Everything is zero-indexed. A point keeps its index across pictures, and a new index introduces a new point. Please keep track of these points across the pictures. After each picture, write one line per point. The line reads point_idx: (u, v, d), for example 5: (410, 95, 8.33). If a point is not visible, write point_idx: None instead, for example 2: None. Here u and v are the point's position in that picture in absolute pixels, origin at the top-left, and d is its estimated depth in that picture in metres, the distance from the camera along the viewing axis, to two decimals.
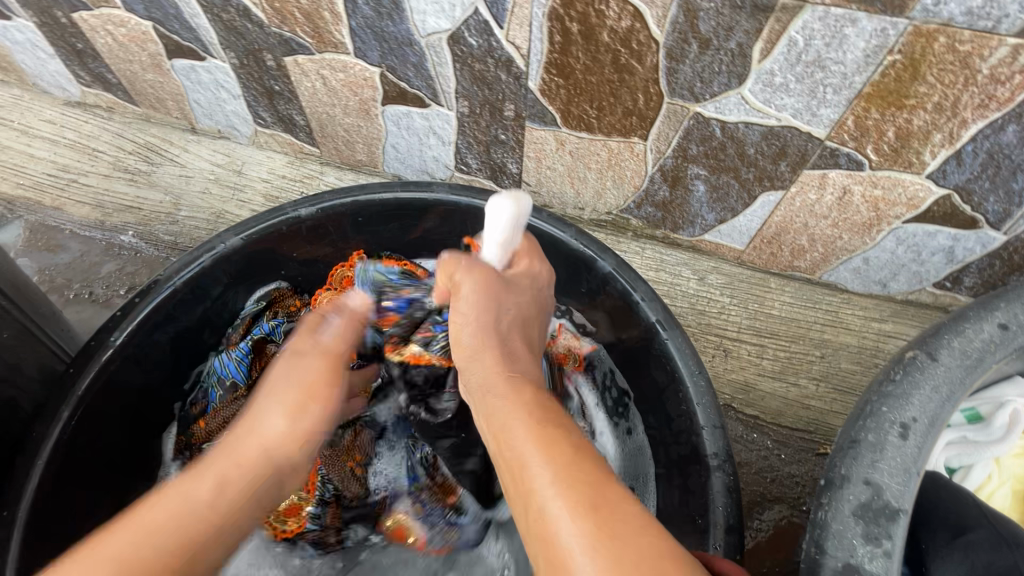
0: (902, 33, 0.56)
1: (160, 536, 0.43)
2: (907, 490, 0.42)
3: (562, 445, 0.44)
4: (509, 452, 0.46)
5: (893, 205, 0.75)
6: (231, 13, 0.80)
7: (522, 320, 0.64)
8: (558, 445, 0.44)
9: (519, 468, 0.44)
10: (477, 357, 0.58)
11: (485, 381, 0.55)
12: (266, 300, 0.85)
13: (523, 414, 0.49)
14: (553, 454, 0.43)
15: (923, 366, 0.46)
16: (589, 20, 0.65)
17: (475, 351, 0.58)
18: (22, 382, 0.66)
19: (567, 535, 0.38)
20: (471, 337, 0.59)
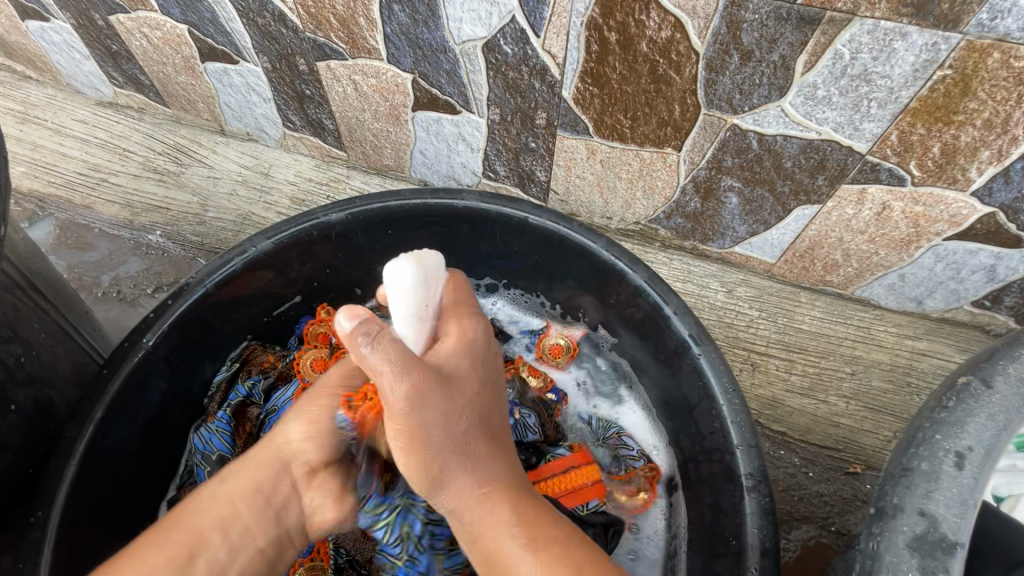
0: (954, 47, 0.55)
1: (171, 534, 0.52)
2: (965, 523, 0.39)
3: (545, 546, 0.47)
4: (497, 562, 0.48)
5: (934, 221, 0.73)
6: (267, 18, 0.80)
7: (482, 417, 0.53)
8: (544, 546, 0.47)
9: None
10: (442, 483, 0.49)
11: (454, 503, 0.49)
12: (239, 361, 0.83)
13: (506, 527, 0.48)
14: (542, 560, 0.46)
15: (977, 393, 0.44)
16: (628, 30, 0.64)
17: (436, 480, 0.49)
18: (59, 382, 0.66)
19: None
20: (423, 458, 0.49)
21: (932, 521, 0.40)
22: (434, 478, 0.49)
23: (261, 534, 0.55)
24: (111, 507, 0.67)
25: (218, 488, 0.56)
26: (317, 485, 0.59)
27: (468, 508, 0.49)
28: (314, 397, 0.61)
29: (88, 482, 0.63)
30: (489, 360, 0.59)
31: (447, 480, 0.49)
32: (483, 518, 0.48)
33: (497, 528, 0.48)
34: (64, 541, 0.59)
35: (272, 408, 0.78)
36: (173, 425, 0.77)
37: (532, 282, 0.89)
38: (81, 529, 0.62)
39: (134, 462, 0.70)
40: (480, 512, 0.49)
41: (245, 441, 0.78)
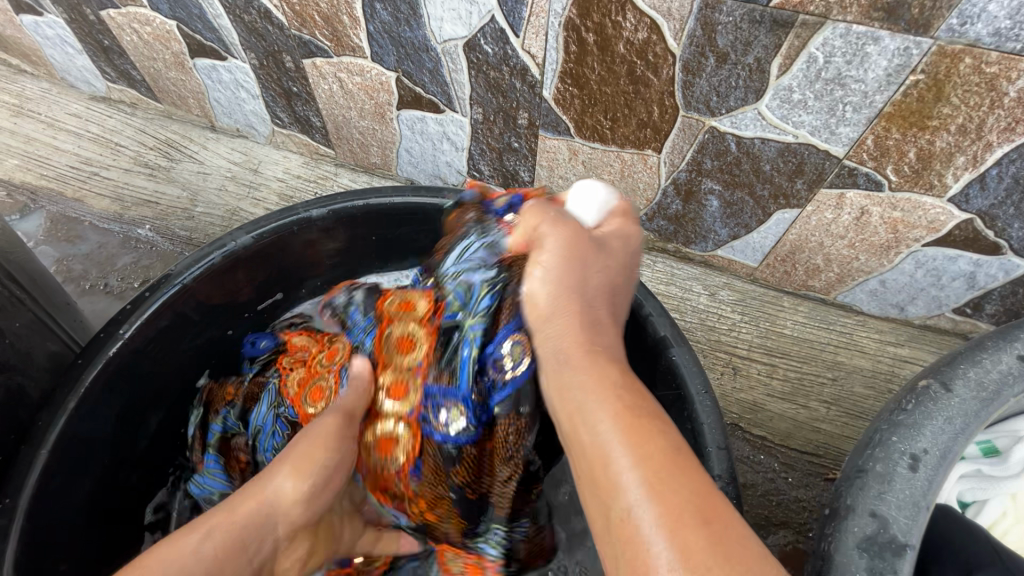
0: (926, 52, 0.55)
1: None
2: (915, 525, 0.40)
3: (648, 432, 0.40)
4: (584, 435, 0.41)
5: (912, 227, 0.73)
6: (253, 14, 0.81)
7: (608, 290, 0.54)
8: (648, 435, 0.39)
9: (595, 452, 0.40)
10: (554, 325, 0.49)
11: (560, 352, 0.47)
12: (203, 404, 0.84)
13: (612, 403, 0.42)
14: (636, 441, 0.39)
15: (937, 397, 0.44)
16: (605, 31, 0.64)
17: (552, 313, 0.50)
18: (33, 370, 0.67)
19: (636, 504, 0.37)
20: (546, 294, 0.51)
21: (883, 522, 0.40)
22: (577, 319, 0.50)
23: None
24: (84, 497, 0.68)
25: (203, 543, 0.50)
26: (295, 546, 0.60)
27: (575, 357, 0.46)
28: (325, 433, 0.61)
29: (59, 471, 0.63)
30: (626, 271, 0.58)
31: (565, 345, 0.48)
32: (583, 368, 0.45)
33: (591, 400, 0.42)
34: (31, 529, 0.59)
35: (256, 429, 0.82)
36: (152, 417, 0.77)
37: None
38: (51, 517, 0.62)
39: (108, 452, 0.71)
40: (578, 355, 0.46)
41: (241, 471, 0.82)
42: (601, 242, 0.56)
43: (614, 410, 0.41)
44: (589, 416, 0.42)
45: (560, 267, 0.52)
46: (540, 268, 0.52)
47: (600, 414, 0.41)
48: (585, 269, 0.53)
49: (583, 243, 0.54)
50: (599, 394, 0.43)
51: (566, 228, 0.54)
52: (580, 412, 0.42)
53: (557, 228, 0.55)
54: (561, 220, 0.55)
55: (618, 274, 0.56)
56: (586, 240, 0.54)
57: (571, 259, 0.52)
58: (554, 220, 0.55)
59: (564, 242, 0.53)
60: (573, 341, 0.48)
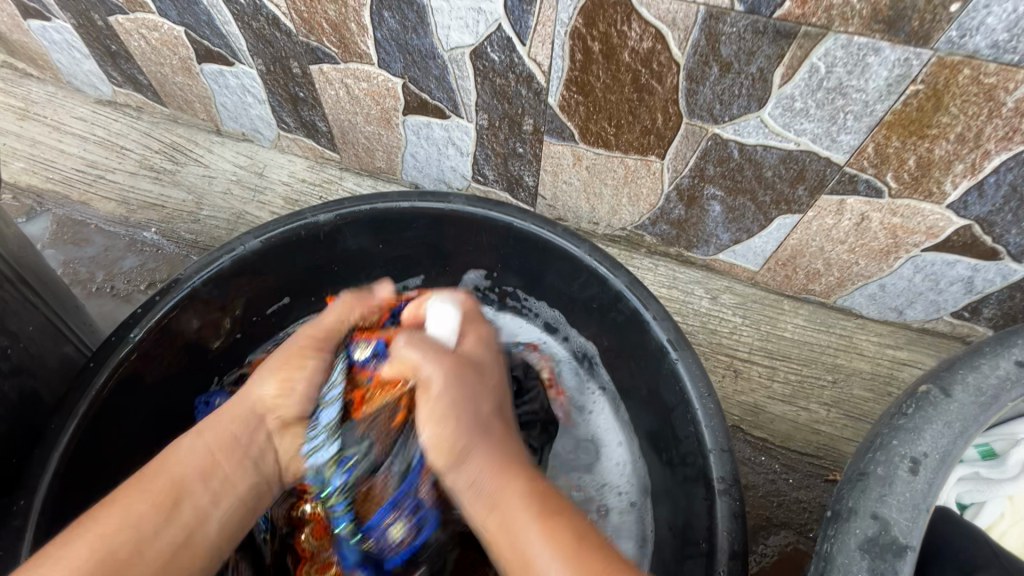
0: (926, 63, 0.56)
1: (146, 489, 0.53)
2: (916, 526, 0.41)
3: (578, 545, 0.47)
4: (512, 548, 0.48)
5: (912, 233, 0.74)
6: (261, 21, 0.82)
7: (498, 405, 0.61)
8: (576, 546, 0.47)
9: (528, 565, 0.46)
10: (464, 464, 0.52)
11: (480, 488, 0.51)
12: None
13: (536, 521, 0.48)
14: (566, 554, 0.46)
15: (936, 402, 0.46)
16: (610, 41, 0.66)
17: (461, 454, 0.53)
18: (44, 373, 0.67)
19: None
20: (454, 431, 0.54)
21: (884, 524, 0.41)
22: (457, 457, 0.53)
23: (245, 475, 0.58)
24: (95, 499, 0.68)
25: (197, 439, 0.58)
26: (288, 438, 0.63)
27: (490, 484, 0.51)
28: (292, 352, 0.65)
29: (71, 474, 0.64)
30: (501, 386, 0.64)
31: (476, 482, 0.52)
32: (504, 492, 0.50)
33: (524, 524, 0.48)
34: (44, 532, 0.60)
35: None
36: (160, 420, 0.78)
37: (516, 284, 0.89)
38: (64, 519, 0.63)
39: (117, 455, 0.72)
40: (501, 480, 0.51)
41: None
42: (475, 364, 0.62)
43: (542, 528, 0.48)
44: (519, 538, 0.48)
45: (451, 398, 0.56)
46: (431, 408, 0.55)
47: (521, 523, 0.48)
48: (473, 385, 0.59)
49: (464, 369, 0.60)
50: (516, 501, 0.50)
51: (445, 364, 0.59)
52: (508, 531, 0.48)
53: (433, 366, 0.58)
54: (441, 354, 0.60)
55: (496, 394, 0.62)
56: (464, 371, 0.59)
57: (456, 387, 0.57)
58: (433, 356, 0.59)
59: (449, 381, 0.57)
60: (484, 467, 0.52)
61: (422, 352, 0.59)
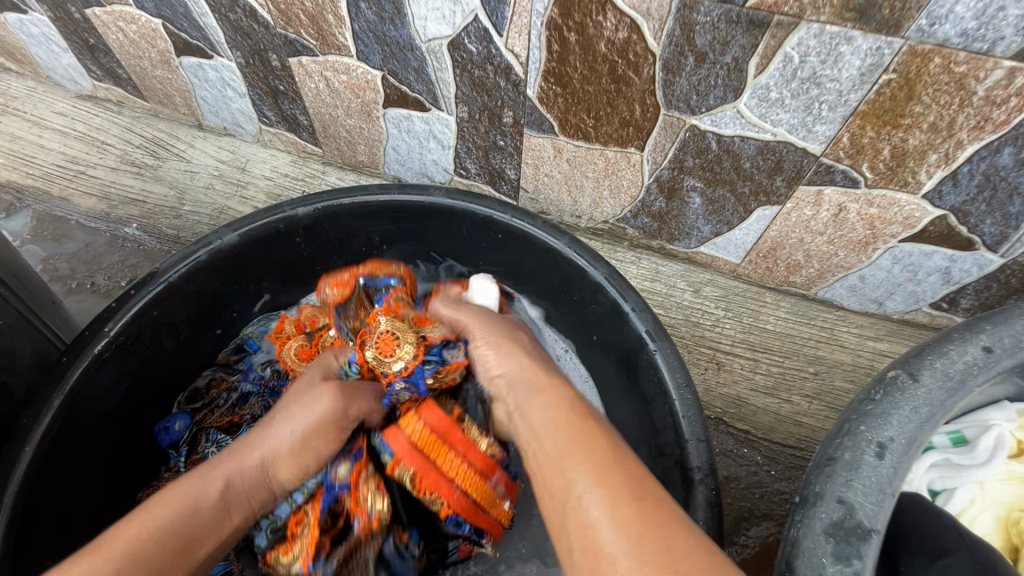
0: (897, 52, 0.56)
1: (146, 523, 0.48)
2: (880, 511, 0.41)
3: (614, 472, 0.45)
4: (546, 470, 0.49)
5: (889, 223, 0.74)
6: (238, 13, 0.81)
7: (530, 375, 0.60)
8: (608, 471, 0.45)
9: (551, 465, 0.48)
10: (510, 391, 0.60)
11: (525, 418, 0.55)
12: None
13: (554, 433, 0.51)
14: (601, 479, 0.44)
15: (904, 387, 0.46)
16: (586, 31, 0.65)
17: (503, 379, 0.61)
18: (17, 368, 0.67)
19: (585, 494, 0.44)
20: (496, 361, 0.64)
21: (849, 509, 0.41)
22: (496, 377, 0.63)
23: (248, 513, 0.58)
24: (71, 495, 0.68)
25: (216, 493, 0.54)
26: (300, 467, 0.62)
27: (530, 413, 0.55)
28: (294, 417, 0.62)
29: (45, 467, 0.63)
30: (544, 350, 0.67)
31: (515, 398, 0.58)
32: (542, 422, 0.53)
33: (546, 443, 0.51)
34: (19, 526, 0.59)
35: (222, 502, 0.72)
36: (133, 414, 0.77)
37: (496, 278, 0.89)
38: (37, 515, 0.62)
39: (92, 450, 0.71)
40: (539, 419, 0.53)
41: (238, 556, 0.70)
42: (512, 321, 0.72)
43: (578, 449, 0.48)
44: (552, 457, 0.49)
45: (528, 373, 0.60)
46: (520, 396, 0.58)
47: (553, 449, 0.50)
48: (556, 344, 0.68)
49: (506, 318, 0.69)
50: (554, 406, 0.54)
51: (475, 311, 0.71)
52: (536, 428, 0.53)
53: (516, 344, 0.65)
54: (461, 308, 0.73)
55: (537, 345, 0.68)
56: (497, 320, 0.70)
57: (542, 366, 0.61)
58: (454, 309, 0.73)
59: (476, 319, 0.70)
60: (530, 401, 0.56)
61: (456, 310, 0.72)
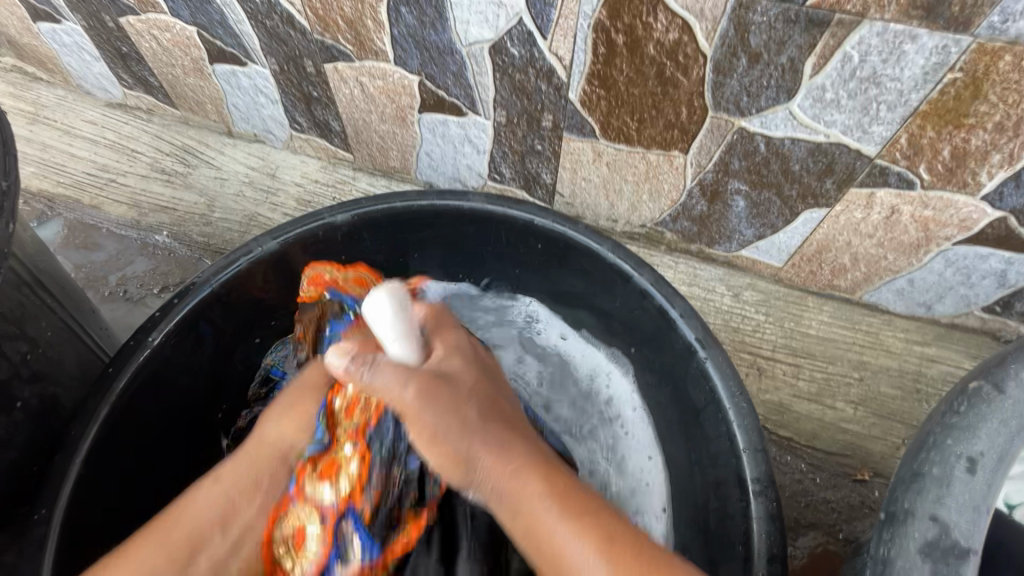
0: (965, 50, 0.54)
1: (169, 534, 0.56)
2: (976, 529, 0.40)
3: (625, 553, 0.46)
4: (544, 554, 0.48)
5: (943, 226, 0.72)
6: (275, 20, 0.81)
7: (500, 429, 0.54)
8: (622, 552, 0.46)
9: (557, 560, 0.47)
10: (473, 468, 0.52)
11: (496, 490, 0.51)
12: None
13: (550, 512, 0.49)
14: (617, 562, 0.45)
15: (989, 398, 0.44)
16: (635, 32, 0.64)
17: (464, 464, 0.52)
18: (64, 379, 0.67)
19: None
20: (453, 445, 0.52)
21: (943, 527, 0.40)
22: (460, 464, 0.52)
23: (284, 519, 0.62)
24: (117, 508, 0.67)
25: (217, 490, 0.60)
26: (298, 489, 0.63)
27: (501, 485, 0.51)
28: (294, 398, 0.67)
29: (94, 479, 0.63)
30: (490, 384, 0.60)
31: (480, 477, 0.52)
32: (522, 494, 0.50)
33: (543, 524, 0.48)
34: (67, 539, 0.59)
35: None
36: (184, 421, 0.77)
37: (534, 285, 0.88)
38: (84, 528, 0.62)
39: (141, 459, 0.71)
40: (523, 494, 0.50)
41: None
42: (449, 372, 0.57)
43: (576, 529, 0.47)
44: (551, 542, 0.48)
45: (490, 462, 0.51)
46: (486, 480, 0.51)
47: (550, 530, 0.48)
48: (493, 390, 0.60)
49: (434, 386, 0.54)
50: (536, 494, 0.50)
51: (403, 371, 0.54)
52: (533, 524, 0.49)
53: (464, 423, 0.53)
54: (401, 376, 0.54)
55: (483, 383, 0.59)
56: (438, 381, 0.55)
57: (491, 425, 0.54)
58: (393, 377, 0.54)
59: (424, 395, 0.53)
60: (494, 470, 0.51)
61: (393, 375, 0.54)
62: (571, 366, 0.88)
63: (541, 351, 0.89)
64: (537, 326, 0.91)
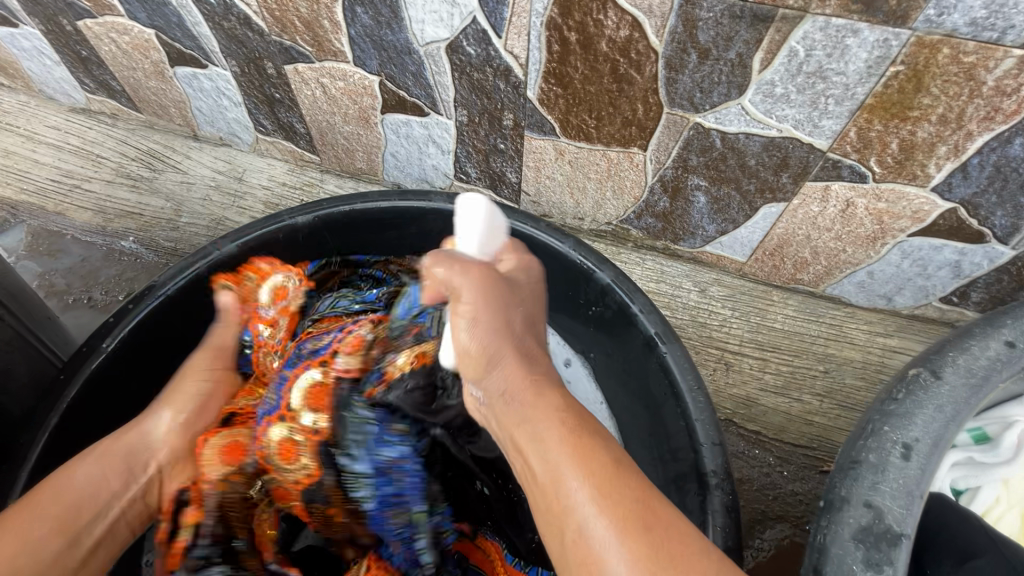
0: (904, 43, 0.55)
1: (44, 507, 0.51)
2: (910, 515, 0.41)
3: (617, 485, 0.42)
4: (540, 465, 0.45)
5: (897, 218, 0.74)
6: (232, 22, 0.80)
7: (526, 352, 0.54)
8: (614, 484, 0.42)
9: (553, 483, 0.44)
10: (494, 367, 0.53)
11: (506, 387, 0.51)
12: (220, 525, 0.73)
13: (556, 423, 0.46)
14: (605, 491, 0.41)
15: (927, 385, 0.45)
16: (586, 30, 0.64)
17: (487, 359, 0.53)
18: (13, 388, 0.65)
19: (595, 525, 0.40)
20: (467, 342, 0.54)
21: (878, 513, 0.41)
22: (485, 360, 0.53)
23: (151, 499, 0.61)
24: None
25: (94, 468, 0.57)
26: (180, 470, 0.64)
27: (521, 390, 0.50)
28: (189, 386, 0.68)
29: None
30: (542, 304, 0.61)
31: (503, 384, 0.51)
32: (535, 403, 0.49)
33: (546, 444, 0.46)
34: None
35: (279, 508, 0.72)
36: None
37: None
38: None
39: None
40: (533, 407, 0.48)
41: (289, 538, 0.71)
42: (517, 285, 0.58)
43: (581, 458, 0.44)
44: (558, 476, 0.44)
45: (520, 382, 0.51)
46: (498, 385, 0.52)
47: (552, 460, 0.44)
48: (537, 319, 0.59)
49: (496, 282, 0.56)
50: (553, 431, 0.46)
51: (478, 275, 0.55)
52: (541, 450, 0.46)
53: (501, 347, 0.53)
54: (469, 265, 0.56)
55: (534, 314, 0.59)
56: (501, 281, 0.57)
57: (530, 357, 0.53)
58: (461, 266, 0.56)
59: (480, 282, 0.55)
60: (513, 373, 0.51)
61: (449, 269, 0.56)
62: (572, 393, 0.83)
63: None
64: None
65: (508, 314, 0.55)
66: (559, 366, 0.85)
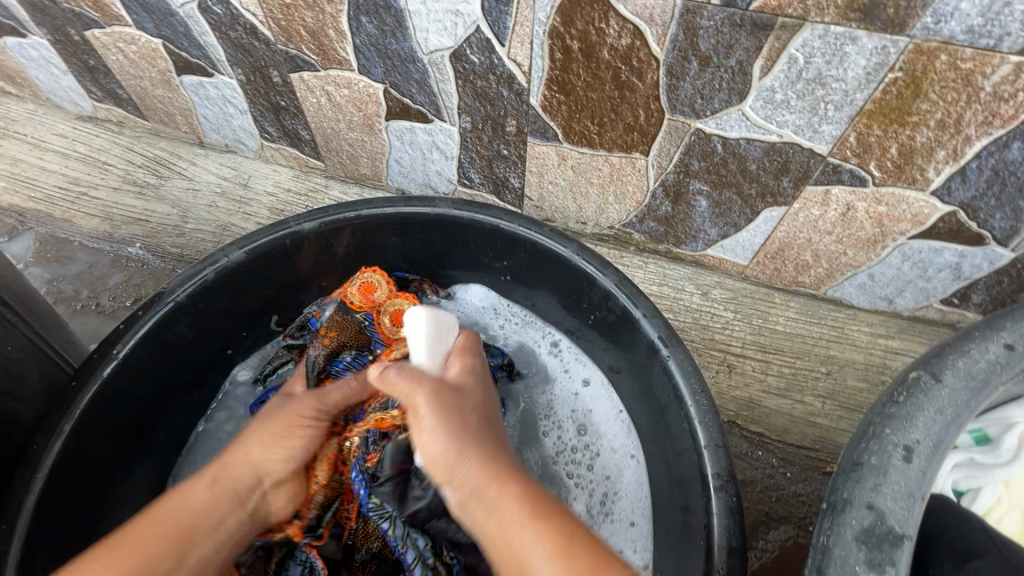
0: (903, 50, 0.56)
1: (162, 531, 0.52)
2: (910, 516, 0.41)
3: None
4: (507, 557, 0.45)
5: (897, 221, 0.74)
6: (238, 31, 0.81)
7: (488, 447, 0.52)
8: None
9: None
10: (459, 464, 0.50)
11: (467, 483, 0.49)
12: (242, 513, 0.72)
13: (519, 512, 0.47)
14: None
15: (927, 388, 0.46)
16: (589, 38, 0.65)
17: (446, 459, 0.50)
18: (25, 394, 0.66)
19: None
20: (439, 446, 0.51)
21: (880, 515, 0.42)
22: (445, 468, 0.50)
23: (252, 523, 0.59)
24: (80, 522, 0.67)
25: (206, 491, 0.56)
26: (283, 491, 0.62)
27: (483, 482, 0.49)
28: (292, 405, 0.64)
29: (58, 494, 0.63)
30: (489, 395, 0.62)
31: (463, 479, 0.49)
32: (497, 495, 0.48)
33: (514, 537, 0.45)
34: (29, 556, 0.59)
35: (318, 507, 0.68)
36: (153, 434, 0.77)
37: (523, 296, 0.89)
38: (47, 544, 0.62)
39: (108, 473, 0.71)
40: (496, 497, 0.48)
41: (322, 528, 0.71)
42: (461, 387, 0.58)
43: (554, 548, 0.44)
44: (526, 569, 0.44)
45: (489, 479, 0.49)
46: (459, 480, 0.49)
47: (522, 552, 0.45)
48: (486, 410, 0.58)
49: (447, 394, 0.55)
50: (519, 519, 0.46)
51: (430, 386, 0.55)
52: (506, 540, 0.46)
53: (465, 450, 0.50)
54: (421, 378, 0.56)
55: (486, 407, 0.59)
56: (447, 390, 0.56)
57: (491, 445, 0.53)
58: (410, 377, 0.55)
59: (430, 395, 0.54)
60: (473, 468, 0.49)
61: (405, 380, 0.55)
62: (592, 416, 0.82)
63: (564, 396, 0.84)
64: (563, 362, 0.87)
65: (463, 412, 0.54)
66: (577, 384, 0.85)
